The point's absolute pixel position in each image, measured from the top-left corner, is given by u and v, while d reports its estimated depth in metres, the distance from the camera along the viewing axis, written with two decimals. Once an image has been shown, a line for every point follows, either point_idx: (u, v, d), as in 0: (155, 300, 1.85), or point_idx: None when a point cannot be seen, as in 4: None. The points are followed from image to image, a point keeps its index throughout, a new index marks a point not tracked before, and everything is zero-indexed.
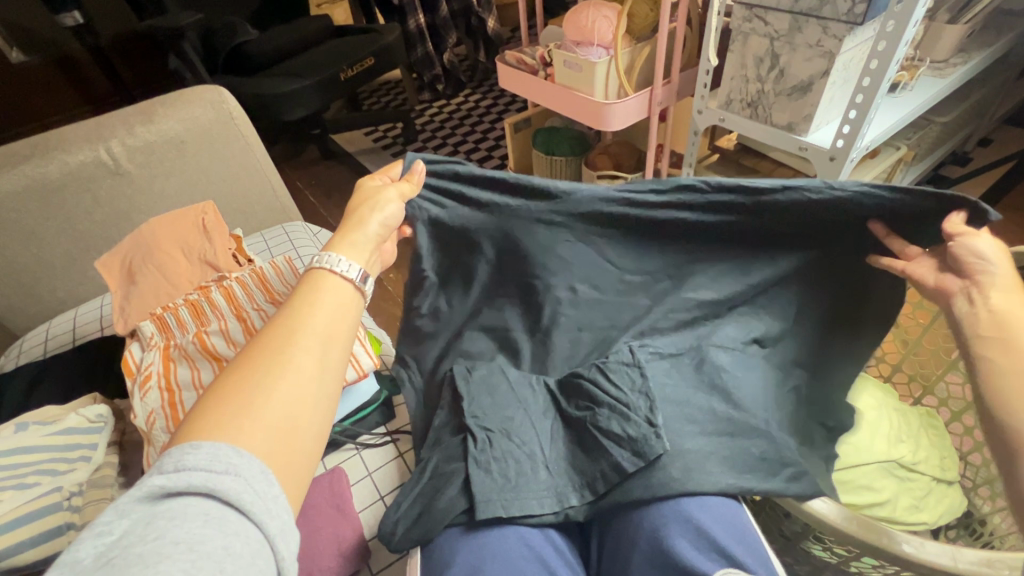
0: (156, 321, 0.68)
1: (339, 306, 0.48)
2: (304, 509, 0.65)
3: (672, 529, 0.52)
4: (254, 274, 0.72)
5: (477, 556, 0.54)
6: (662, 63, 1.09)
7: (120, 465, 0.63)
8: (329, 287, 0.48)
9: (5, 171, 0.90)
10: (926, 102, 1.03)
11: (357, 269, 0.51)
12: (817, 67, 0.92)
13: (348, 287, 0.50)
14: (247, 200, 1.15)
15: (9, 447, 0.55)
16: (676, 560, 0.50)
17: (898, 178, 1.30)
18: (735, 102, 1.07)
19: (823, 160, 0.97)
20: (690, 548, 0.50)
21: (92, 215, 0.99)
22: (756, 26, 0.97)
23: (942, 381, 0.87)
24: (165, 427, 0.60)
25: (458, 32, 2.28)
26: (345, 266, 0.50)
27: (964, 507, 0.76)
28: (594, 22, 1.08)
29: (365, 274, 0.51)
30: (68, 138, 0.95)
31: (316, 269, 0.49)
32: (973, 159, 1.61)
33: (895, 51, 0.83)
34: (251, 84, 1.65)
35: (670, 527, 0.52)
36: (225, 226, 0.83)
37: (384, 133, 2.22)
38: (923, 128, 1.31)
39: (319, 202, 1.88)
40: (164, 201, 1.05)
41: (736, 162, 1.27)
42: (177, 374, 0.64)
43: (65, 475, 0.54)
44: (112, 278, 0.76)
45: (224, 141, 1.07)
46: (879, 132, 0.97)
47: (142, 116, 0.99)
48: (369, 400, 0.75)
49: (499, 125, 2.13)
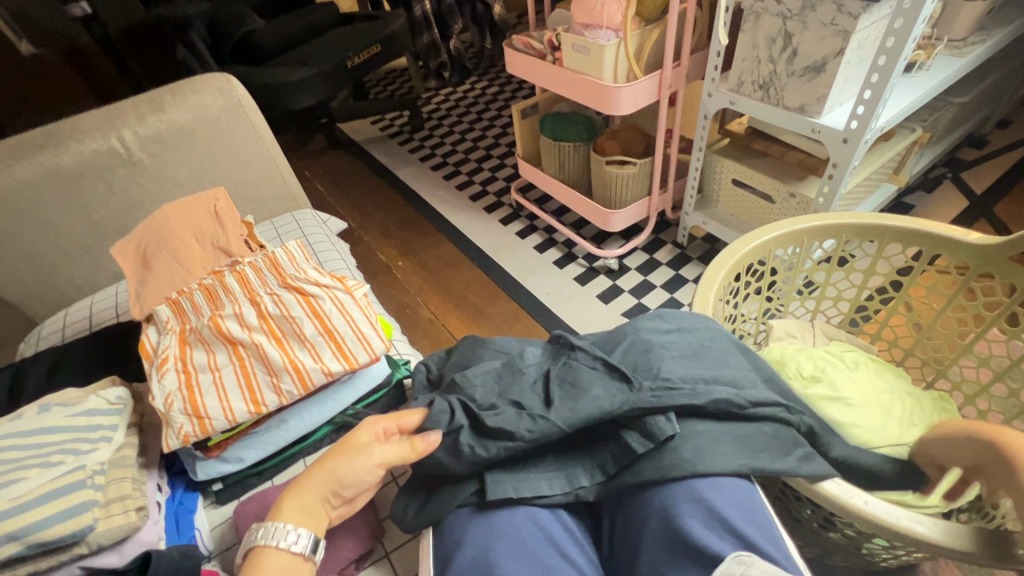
0: (172, 305, 0.69)
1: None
2: None
3: (682, 508, 0.52)
4: (267, 259, 0.73)
5: (488, 535, 0.55)
6: (672, 44, 1.08)
7: (140, 446, 0.64)
8: (276, 563, 0.49)
9: (21, 161, 0.92)
10: (942, 82, 1.01)
11: (307, 539, 0.52)
12: (831, 46, 0.90)
13: (296, 559, 0.51)
14: (257, 188, 1.15)
15: (35, 428, 0.57)
16: (687, 541, 0.50)
17: (912, 162, 1.28)
18: (747, 84, 1.05)
19: (836, 143, 0.96)
20: (701, 527, 0.50)
21: (106, 204, 1.01)
22: (768, 6, 0.95)
23: (956, 365, 0.87)
24: (182, 408, 0.61)
25: (464, 19, 2.26)
26: (293, 538, 0.51)
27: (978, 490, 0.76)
28: (602, 5, 1.06)
29: (316, 540, 0.52)
30: (79, 127, 0.96)
31: (261, 546, 0.50)
32: (990, 141, 1.57)
33: (912, 28, 0.81)
34: (259, 73, 1.65)
35: (681, 507, 0.52)
36: (237, 212, 0.84)
37: (391, 121, 2.21)
38: (939, 110, 1.28)
39: (327, 192, 1.88)
40: (175, 189, 1.05)
41: (747, 146, 1.26)
42: (194, 357, 0.65)
43: (88, 455, 0.56)
44: (128, 264, 0.78)
45: (233, 130, 1.07)
46: (894, 113, 0.96)
47: (152, 104, 1.00)
48: (381, 384, 0.74)
49: (506, 112, 2.11)
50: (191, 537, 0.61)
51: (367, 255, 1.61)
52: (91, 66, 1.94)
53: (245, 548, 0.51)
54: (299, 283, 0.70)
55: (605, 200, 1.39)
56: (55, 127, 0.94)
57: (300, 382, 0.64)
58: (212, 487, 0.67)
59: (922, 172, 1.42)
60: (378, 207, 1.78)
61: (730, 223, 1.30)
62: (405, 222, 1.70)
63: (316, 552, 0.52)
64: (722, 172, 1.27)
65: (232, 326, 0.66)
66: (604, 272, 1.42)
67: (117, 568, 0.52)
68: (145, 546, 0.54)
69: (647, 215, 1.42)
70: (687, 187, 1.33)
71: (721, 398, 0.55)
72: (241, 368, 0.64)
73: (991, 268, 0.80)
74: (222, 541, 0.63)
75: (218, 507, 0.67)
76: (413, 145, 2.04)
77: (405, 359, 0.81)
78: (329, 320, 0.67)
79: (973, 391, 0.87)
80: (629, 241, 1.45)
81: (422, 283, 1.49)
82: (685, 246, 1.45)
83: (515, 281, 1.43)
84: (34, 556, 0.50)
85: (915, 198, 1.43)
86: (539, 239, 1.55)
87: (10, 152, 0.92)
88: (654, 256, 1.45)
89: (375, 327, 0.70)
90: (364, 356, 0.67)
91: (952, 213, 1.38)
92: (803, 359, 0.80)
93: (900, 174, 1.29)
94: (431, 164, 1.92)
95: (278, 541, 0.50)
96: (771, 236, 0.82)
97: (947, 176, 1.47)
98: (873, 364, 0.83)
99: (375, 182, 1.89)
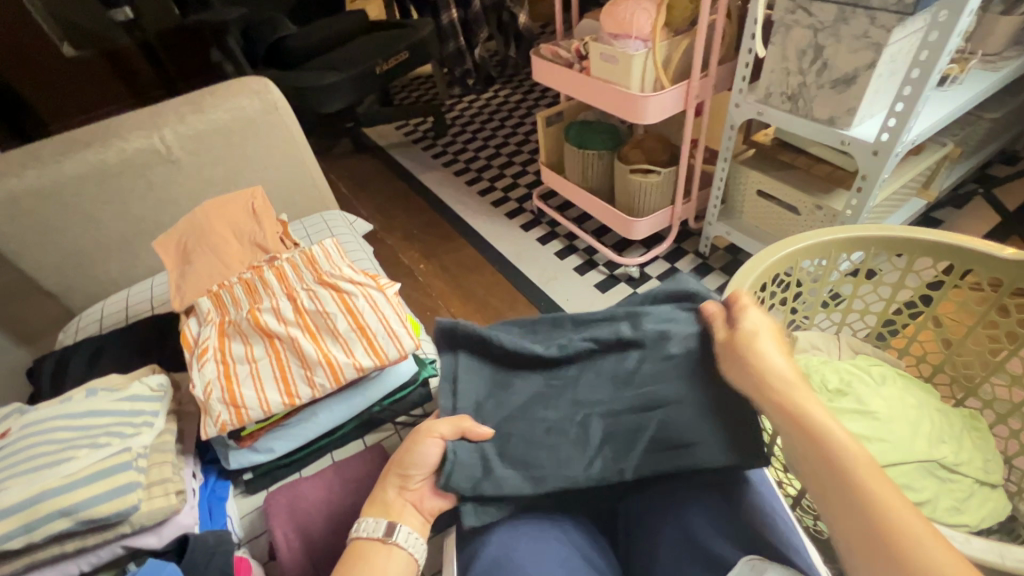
0: (212, 298, 0.72)
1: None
2: (345, 482, 0.65)
3: (698, 520, 0.55)
4: (304, 256, 0.75)
5: (505, 547, 0.55)
6: (701, 55, 1.09)
7: (178, 433, 0.66)
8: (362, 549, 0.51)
9: (69, 157, 0.96)
10: (975, 97, 1.00)
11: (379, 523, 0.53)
12: (863, 59, 0.90)
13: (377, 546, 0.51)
14: (288, 187, 1.18)
15: (82, 410, 0.60)
16: (701, 550, 0.53)
17: (941, 176, 1.27)
18: (775, 95, 1.05)
19: (866, 155, 0.95)
20: (714, 535, 0.53)
21: (145, 199, 1.04)
22: (799, 18, 0.95)
23: (986, 382, 0.86)
24: (221, 397, 0.63)
25: (490, 27, 2.29)
26: (368, 525, 0.53)
27: (1006, 512, 0.75)
28: (632, 14, 1.07)
29: (391, 524, 0.53)
30: (124, 126, 0.99)
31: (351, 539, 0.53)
32: (1022, 157, 1.54)
33: (947, 41, 0.81)
34: (291, 77, 1.70)
35: (695, 519, 0.55)
36: (273, 210, 0.86)
37: (414, 126, 2.25)
38: (970, 124, 1.27)
39: (351, 194, 1.92)
40: (210, 187, 1.09)
41: (773, 156, 1.26)
42: (232, 348, 0.67)
43: (133, 438, 0.58)
44: (168, 258, 0.80)
45: (268, 130, 1.10)
46: (926, 126, 0.95)
47: (192, 105, 1.03)
48: (408, 382, 0.75)
49: (529, 118, 2.14)
50: (224, 523, 0.63)
51: (390, 257, 1.63)
52: (129, 68, 1.98)
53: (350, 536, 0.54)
54: (334, 280, 0.72)
55: (628, 208, 1.39)
56: (101, 126, 0.98)
57: (333, 376, 0.66)
58: (242, 477, 0.68)
59: (951, 187, 1.40)
60: (400, 211, 1.81)
61: (755, 234, 1.30)
62: (428, 225, 1.73)
63: (397, 533, 0.52)
64: (747, 183, 1.27)
65: (269, 319, 0.68)
66: (625, 280, 1.43)
67: (156, 549, 0.55)
68: (182, 529, 0.56)
69: (669, 224, 1.42)
70: (711, 197, 1.34)
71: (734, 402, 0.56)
72: (277, 360, 0.66)
73: None
74: (251, 529, 0.65)
75: (248, 496, 0.68)
76: (437, 150, 2.07)
77: (432, 358, 0.82)
78: (362, 317, 0.69)
79: (1005, 409, 0.85)
80: (651, 250, 1.45)
81: (443, 286, 1.51)
82: (707, 256, 1.45)
83: (536, 287, 1.45)
84: (84, 532, 0.52)
85: (944, 212, 1.41)
86: (560, 245, 1.56)
87: (59, 148, 0.96)
88: (676, 265, 1.44)
89: (405, 325, 0.71)
90: (394, 352, 0.68)
91: (980, 230, 1.36)
92: (829, 371, 0.81)
93: (929, 189, 1.28)
94: (453, 169, 1.95)
95: (370, 532, 0.52)
96: (799, 248, 0.82)
97: (978, 192, 1.45)
98: (904, 379, 0.83)
99: (398, 186, 1.92)
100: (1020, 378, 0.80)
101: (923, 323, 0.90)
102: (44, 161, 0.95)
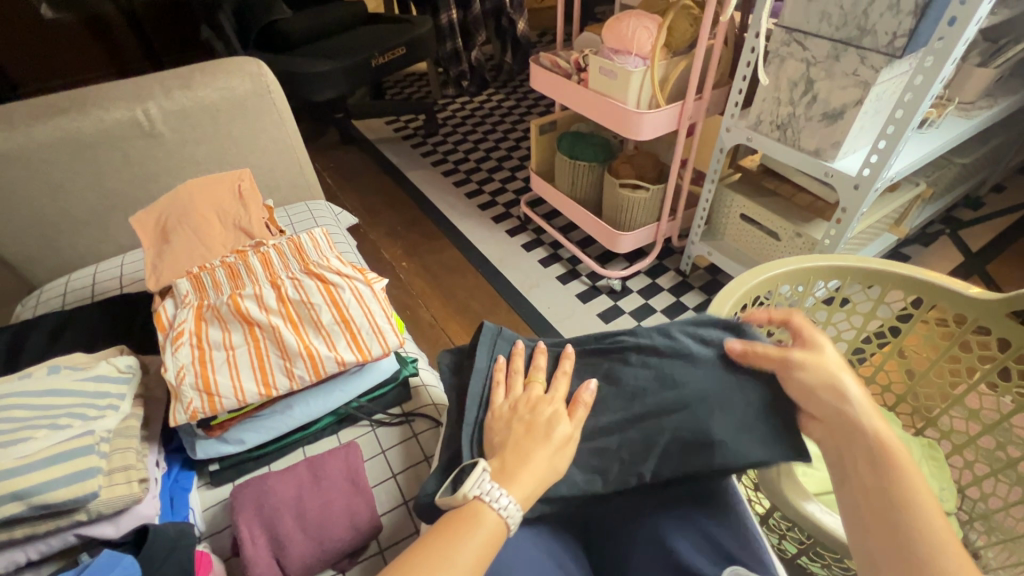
0: (192, 280, 0.69)
1: (483, 550, 0.46)
2: (318, 480, 0.63)
3: (674, 531, 0.56)
4: (291, 243, 0.73)
5: None
6: (697, 77, 1.11)
7: (143, 419, 0.63)
8: (484, 516, 0.47)
9: (43, 122, 0.91)
10: (950, 141, 1.06)
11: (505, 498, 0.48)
12: (851, 95, 0.93)
13: (495, 522, 0.48)
14: (272, 173, 1.15)
15: (42, 388, 0.57)
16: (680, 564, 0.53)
17: (913, 214, 1.32)
18: (765, 123, 1.09)
19: (848, 188, 0.99)
20: (692, 550, 0.54)
21: (122, 173, 1.00)
22: (794, 50, 0.99)
23: (945, 414, 0.89)
24: (193, 383, 0.60)
25: (487, 32, 2.29)
26: (504, 499, 0.48)
27: (958, 539, 0.79)
28: (634, 31, 1.09)
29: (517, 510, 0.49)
30: (105, 95, 0.95)
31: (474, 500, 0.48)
32: (985, 203, 1.62)
33: (931, 86, 0.85)
34: (283, 62, 1.67)
35: (673, 532, 0.56)
36: (260, 195, 0.84)
37: (405, 123, 2.23)
38: (942, 167, 1.33)
39: (336, 185, 1.89)
40: (193, 166, 1.05)
41: (757, 183, 1.30)
42: (209, 334, 0.65)
43: (96, 421, 0.56)
44: (146, 234, 0.77)
45: (258, 113, 1.07)
46: (904, 166, 0.99)
47: (181, 81, 1.00)
48: (387, 380, 0.74)
49: (521, 125, 2.15)
50: (186, 516, 0.60)
51: (372, 253, 1.61)
52: (111, 37, 1.90)
53: (471, 493, 0.49)
54: (321, 271, 0.70)
55: (615, 221, 1.41)
56: (81, 94, 0.94)
57: (313, 369, 0.64)
58: (209, 467, 0.66)
59: (921, 226, 1.46)
60: (386, 207, 1.79)
61: (735, 255, 1.33)
62: (413, 223, 1.71)
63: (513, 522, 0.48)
64: (731, 207, 1.30)
65: (251, 306, 0.66)
66: (606, 292, 1.44)
67: (113, 539, 0.52)
68: (141, 520, 0.54)
69: (654, 240, 1.43)
70: (696, 216, 1.36)
71: (794, 417, 0.54)
72: (255, 348, 0.64)
73: (989, 322, 0.83)
74: (214, 523, 0.62)
75: (213, 488, 0.65)
76: (426, 148, 2.05)
77: (414, 357, 0.81)
78: (347, 310, 0.68)
79: (962, 440, 0.89)
80: (633, 265, 1.47)
81: (424, 285, 1.49)
82: (688, 274, 1.47)
83: (518, 292, 1.45)
84: (36, 518, 0.49)
85: (912, 249, 1.47)
86: (544, 253, 1.57)
87: (34, 112, 0.92)
88: (657, 281, 1.47)
89: (390, 322, 0.69)
90: (378, 349, 0.66)
91: (946, 268, 1.42)
92: None
93: (900, 226, 1.33)
94: (442, 169, 1.94)
95: (492, 498, 0.48)
96: (781, 272, 0.83)
97: (944, 232, 1.52)
98: None
99: (385, 181, 1.90)
100: (977, 411, 0.84)
101: (888, 354, 0.93)
102: (15, 124, 0.90)
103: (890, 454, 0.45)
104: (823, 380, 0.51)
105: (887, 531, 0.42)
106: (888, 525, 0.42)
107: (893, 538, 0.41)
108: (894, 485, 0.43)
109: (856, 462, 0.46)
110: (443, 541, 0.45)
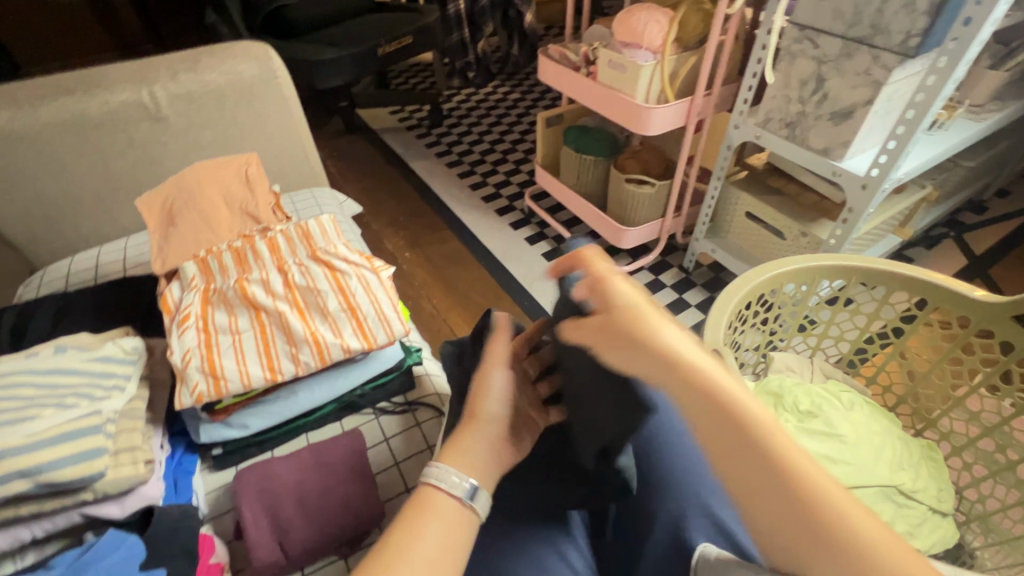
0: (198, 264, 0.69)
1: (443, 533, 0.45)
2: (320, 465, 0.63)
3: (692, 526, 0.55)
4: (298, 229, 0.73)
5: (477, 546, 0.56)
6: (706, 73, 1.11)
7: (147, 401, 0.63)
8: (435, 502, 0.47)
9: (49, 102, 0.91)
10: (958, 144, 1.05)
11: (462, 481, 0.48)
12: (862, 95, 0.93)
13: (452, 504, 0.47)
14: (277, 160, 1.14)
15: (47, 367, 0.57)
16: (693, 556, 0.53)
17: (917, 217, 1.32)
18: (774, 121, 1.08)
19: (855, 188, 0.99)
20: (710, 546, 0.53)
21: (127, 156, 1.00)
22: (805, 48, 0.98)
23: (945, 416, 0.90)
24: (199, 366, 0.60)
25: (494, 23, 2.28)
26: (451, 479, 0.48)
27: (953, 540, 0.79)
28: (644, 25, 1.08)
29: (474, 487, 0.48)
30: (111, 77, 0.95)
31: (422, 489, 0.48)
32: (989, 208, 1.62)
33: (943, 87, 0.84)
34: (290, 49, 1.66)
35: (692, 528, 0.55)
36: (266, 180, 0.84)
37: (410, 113, 2.22)
38: (948, 170, 1.33)
39: (340, 174, 1.88)
40: (198, 151, 1.04)
41: (763, 181, 1.29)
42: (215, 317, 0.64)
43: (102, 402, 0.56)
44: (152, 217, 0.77)
45: (265, 99, 1.06)
46: (912, 167, 0.99)
47: (188, 64, 0.99)
48: (391, 368, 0.74)
49: (526, 118, 2.13)
50: (189, 498, 0.61)
51: (374, 243, 1.61)
52: (117, 19, 1.89)
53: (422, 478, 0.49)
54: (328, 257, 0.70)
55: (619, 217, 1.41)
56: (88, 74, 0.94)
57: (318, 355, 0.64)
58: (212, 451, 0.66)
59: (924, 229, 1.46)
60: (389, 197, 1.79)
61: (739, 254, 1.33)
62: (416, 214, 1.71)
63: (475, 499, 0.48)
64: (736, 204, 1.30)
65: (257, 291, 0.66)
66: None
67: (118, 519, 0.52)
68: (147, 501, 0.54)
69: (657, 236, 1.43)
70: (701, 213, 1.36)
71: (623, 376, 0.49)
72: (261, 333, 0.64)
73: (992, 325, 0.84)
74: (217, 506, 0.63)
75: (216, 472, 0.65)
76: (430, 139, 2.04)
77: (418, 346, 0.81)
78: (353, 297, 0.68)
79: (961, 443, 0.89)
80: (636, 260, 1.47)
81: (426, 276, 1.49)
82: (690, 271, 1.47)
83: (520, 285, 1.44)
84: (41, 496, 0.49)
85: (915, 251, 1.47)
86: (547, 247, 1.56)
87: (40, 92, 0.91)
88: (659, 277, 1.47)
89: (396, 310, 0.69)
90: (384, 337, 0.67)
91: (948, 272, 1.42)
92: (801, 394, 0.83)
93: (905, 228, 1.33)
94: (446, 160, 1.93)
95: (447, 485, 0.47)
96: (788, 270, 0.83)
97: (948, 236, 1.52)
98: (871, 407, 0.86)
99: (389, 171, 1.89)
100: (977, 414, 0.84)
101: (891, 355, 0.94)
102: (21, 103, 0.90)
103: (739, 412, 0.43)
104: (633, 335, 0.46)
105: (773, 501, 0.41)
106: (767, 495, 0.41)
107: (780, 507, 0.41)
108: (758, 452, 0.42)
109: (711, 428, 0.43)
110: (402, 535, 0.44)
